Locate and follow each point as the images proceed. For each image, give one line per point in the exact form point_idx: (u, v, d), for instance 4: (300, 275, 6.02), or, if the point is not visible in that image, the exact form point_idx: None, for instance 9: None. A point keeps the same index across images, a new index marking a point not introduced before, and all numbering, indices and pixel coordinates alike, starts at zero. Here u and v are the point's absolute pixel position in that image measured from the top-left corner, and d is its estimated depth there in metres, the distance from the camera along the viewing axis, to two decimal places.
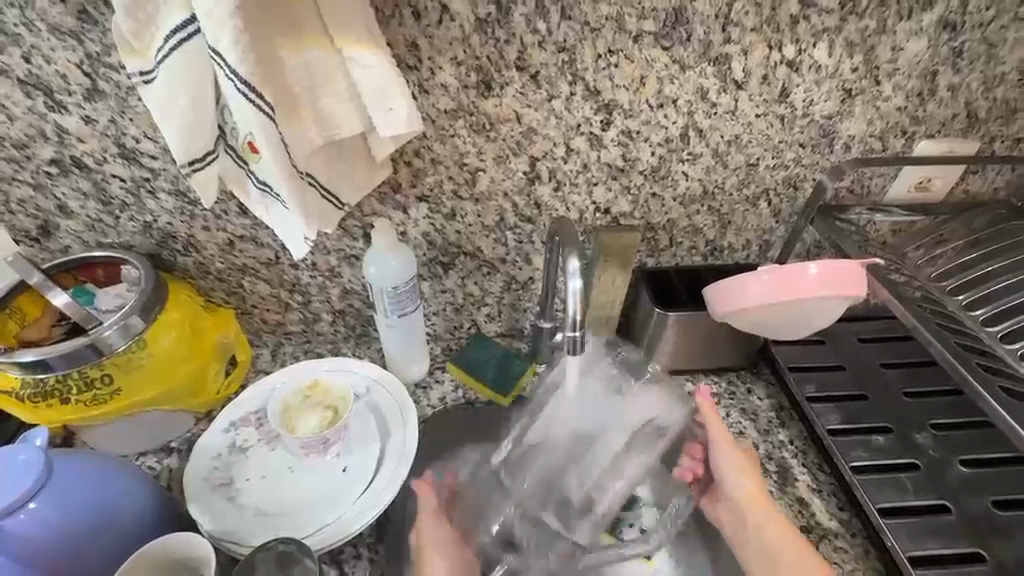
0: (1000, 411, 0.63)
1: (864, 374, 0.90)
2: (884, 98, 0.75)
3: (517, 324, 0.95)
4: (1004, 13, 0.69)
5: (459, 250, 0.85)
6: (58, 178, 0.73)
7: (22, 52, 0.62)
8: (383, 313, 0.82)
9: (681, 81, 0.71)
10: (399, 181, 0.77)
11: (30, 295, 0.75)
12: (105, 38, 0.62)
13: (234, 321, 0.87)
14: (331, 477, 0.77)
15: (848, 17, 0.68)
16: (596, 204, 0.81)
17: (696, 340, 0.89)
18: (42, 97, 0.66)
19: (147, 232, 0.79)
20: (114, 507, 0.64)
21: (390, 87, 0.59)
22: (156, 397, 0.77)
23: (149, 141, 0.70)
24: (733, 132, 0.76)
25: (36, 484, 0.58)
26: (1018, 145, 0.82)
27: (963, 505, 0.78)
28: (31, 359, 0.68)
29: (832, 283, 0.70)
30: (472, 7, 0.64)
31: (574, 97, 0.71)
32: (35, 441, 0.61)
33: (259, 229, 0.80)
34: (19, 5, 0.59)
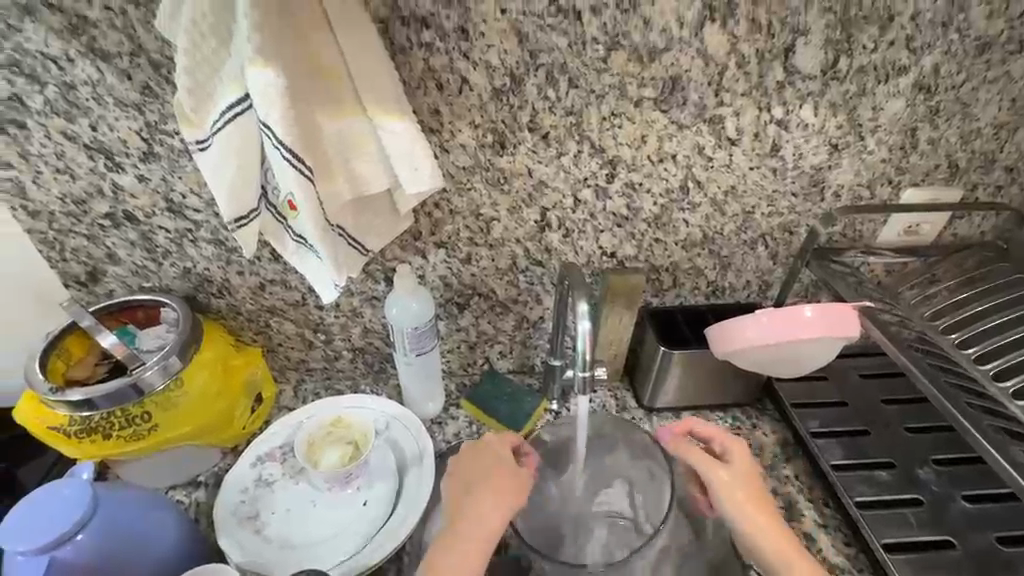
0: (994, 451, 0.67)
1: (866, 410, 0.93)
2: (869, 152, 0.81)
3: (529, 361, 0.99)
4: (973, 77, 0.75)
5: (474, 292, 0.91)
6: (110, 230, 0.79)
7: (89, 121, 0.69)
8: (402, 351, 0.87)
9: (679, 138, 0.77)
10: (419, 230, 0.84)
11: (78, 335, 0.81)
12: (163, 109, 0.69)
13: (261, 359, 0.92)
14: (351, 510, 0.81)
15: (830, 82, 0.74)
16: (602, 248, 0.87)
17: (701, 377, 0.92)
18: (104, 159, 0.73)
19: (186, 277, 0.85)
20: (137, 552, 0.66)
21: (416, 151, 0.65)
22: (189, 434, 0.81)
23: (194, 196, 0.77)
24: (730, 183, 0.82)
25: (57, 537, 0.61)
26: (999, 192, 0.87)
27: (969, 542, 0.79)
28: (79, 398, 0.73)
29: (828, 324, 0.74)
30: (489, 79, 0.71)
31: (581, 154, 0.78)
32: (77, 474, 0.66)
33: (289, 274, 0.86)
34: (91, 83, 0.67)
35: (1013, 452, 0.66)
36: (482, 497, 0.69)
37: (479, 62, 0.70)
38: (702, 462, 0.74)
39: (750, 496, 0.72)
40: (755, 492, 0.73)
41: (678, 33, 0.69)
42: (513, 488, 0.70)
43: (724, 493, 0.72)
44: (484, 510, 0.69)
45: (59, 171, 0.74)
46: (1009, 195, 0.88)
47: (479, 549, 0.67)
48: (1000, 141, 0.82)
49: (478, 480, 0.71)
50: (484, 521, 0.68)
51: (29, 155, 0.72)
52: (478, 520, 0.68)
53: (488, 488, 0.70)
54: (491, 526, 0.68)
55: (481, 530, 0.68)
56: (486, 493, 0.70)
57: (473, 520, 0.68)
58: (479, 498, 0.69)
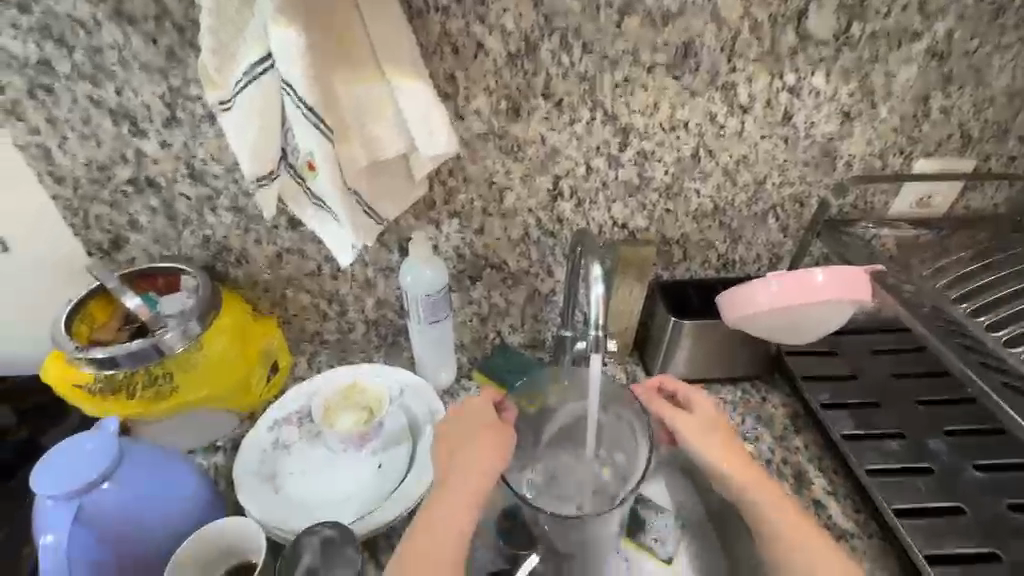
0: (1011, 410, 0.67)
1: (877, 382, 0.94)
2: (881, 120, 0.81)
3: (540, 333, 1.00)
4: (987, 43, 0.75)
5: (486, 263, 0.92)
6: (133, 196, 0.81)
7: (115, 86, 0.71)
8: (416, 319, 0.88)
9: (692, 106, 0.78)
10: (433, 199, 0.85)
11: (101, 300, 0.84)
12: (186, 74, 0.71)
13: (277, 329, 0.94)
14: (367, 473, 0.82)
15: (843, 48, 0.75)
16: (614, 219, 0.88)
17: (712, 348, 0.93)
18: (128, 125, 0.75)
19: (205, 245, 0.87)
20: (150, 508, 0.67)
21: (433, 113, 0.66)
22: (208, 397, 0.83)
23: (215, 163, 0.78)
24: (741, 152, 0.83)
25: (74, 490, 0.62)
26: (1012, 163, 0.87)
27: (980, 509, 0.79)
28: (102, 356, 0.75)
29: (839, 289, 0.75)
30: (504, 44, 0.72)
31: (594, 122, 0.79)
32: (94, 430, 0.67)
33: (305, 243, 0.88)
34: (117, 47, 0.68)
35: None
36: (469, 452, 0.70)
37: (494, 27, 0.71)
38: (664, 407, 0.77)
39: (716, 438, 0.74)
40: (723, 433, 0.75)
41: None
42: (497, 443, 0.70)
43: (687, 433, 0.75)
44: (474, 464, 0.69)
45: (84, 137, 0.76)
46: (1022, 166, 0.88)
47: (468, 500, 0.67)
48: (1013, 109, 0.82)
49: (465, 436, 0.71)
50: (473, 474, 0.68)
51: (56, 120, 0.74)
52: (468, 472, 0.68)
53: (474, 443, 0.71)
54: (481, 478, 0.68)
55: (472, 486, 0.67)
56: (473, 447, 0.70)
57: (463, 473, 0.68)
58: (466, 453, 0.70)
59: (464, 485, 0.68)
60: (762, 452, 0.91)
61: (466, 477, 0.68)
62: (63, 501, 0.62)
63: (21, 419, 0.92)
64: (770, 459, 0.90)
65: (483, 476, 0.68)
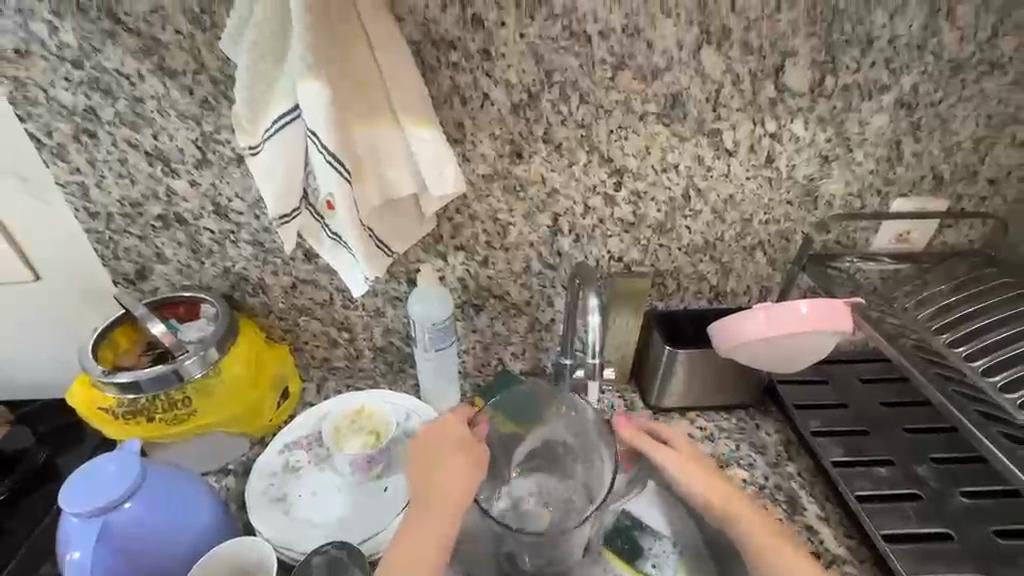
0: (999, 453, 0.69)
1: (866, 411, 0.97)
2: (858, 163, 0.87)
3: (540, 361, 1.04)
4: (950, 95, 0.82)
5: (490, 293, 0.97)
6: (160, 230, 0.87)
7: (152, 131, 0.78)
8: (423, 347, 0.93)
9: (681, 150, 0.84)
10: (440, 233, 0.91)
11: (125, 327, 0.88)
12: (218, 121, 0.77)
13: (288, 355, 0.98)
14: (372, 495, 0.85)
15: (818, 99, 0.81)
16: (611, 253, 0.93)
17: (706, 377, 0.97)
18: (161, 166, 0.81)
19: (225, 276, 0.92)
20: (164, 530, 0.70)
21: (442, 157, 0.73)
22: (223, 420, 0.87)
23: (239, 200, 0.85)
24: (729, 192, 0.89)
25: (98, 508, 0.66)
26: (983, 203, 0.93)
27: (967, 534, 0.82)
28: (126, 380, 0.80)
29: (821, 320, 0.80)
30: (508, 95, 0.79)
31: (591, 164, 0.85)
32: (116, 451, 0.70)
33: (319, 274, 0.93)
34: (157, 97, 0.75)
35: (1018, 458, 0.68)
36: (446, 467, 0.74)
37: (500, 80, 0.78)
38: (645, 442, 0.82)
39: (689, 461, 0.80)
40: (701, 466, 0.80)
41: (678, 56, 0.77)
42: (477, 454, 0.76)
43: (670, 466, 0.80)
44: (450, 481, 0.74)
45: (120, 177, 0.82)
46: (993, 205, 0.93)
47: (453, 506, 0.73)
48: (980, 154, 0.88)
49: (446, 447, 0.76)
50: (450, 489, 0.73)
51: (95, 161, 0.80)
52: (452, 480, 0.74)
53: (451, 458, 0.75)
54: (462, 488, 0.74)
55: (451, 499, 0.73)
56: (448, 463, 0.75)
57: (446, 481, 0.74)
58: (444, 469, 0.74)
59: (442, 500, 0.73)
60: (755, 478, 0.94)
61: (444, 492, 0.73)
62: (89, 517, 0.67)
63: (41, 442, 0.96)
64: (764, 485, 0.93)
65: (460, 490, 0.73)
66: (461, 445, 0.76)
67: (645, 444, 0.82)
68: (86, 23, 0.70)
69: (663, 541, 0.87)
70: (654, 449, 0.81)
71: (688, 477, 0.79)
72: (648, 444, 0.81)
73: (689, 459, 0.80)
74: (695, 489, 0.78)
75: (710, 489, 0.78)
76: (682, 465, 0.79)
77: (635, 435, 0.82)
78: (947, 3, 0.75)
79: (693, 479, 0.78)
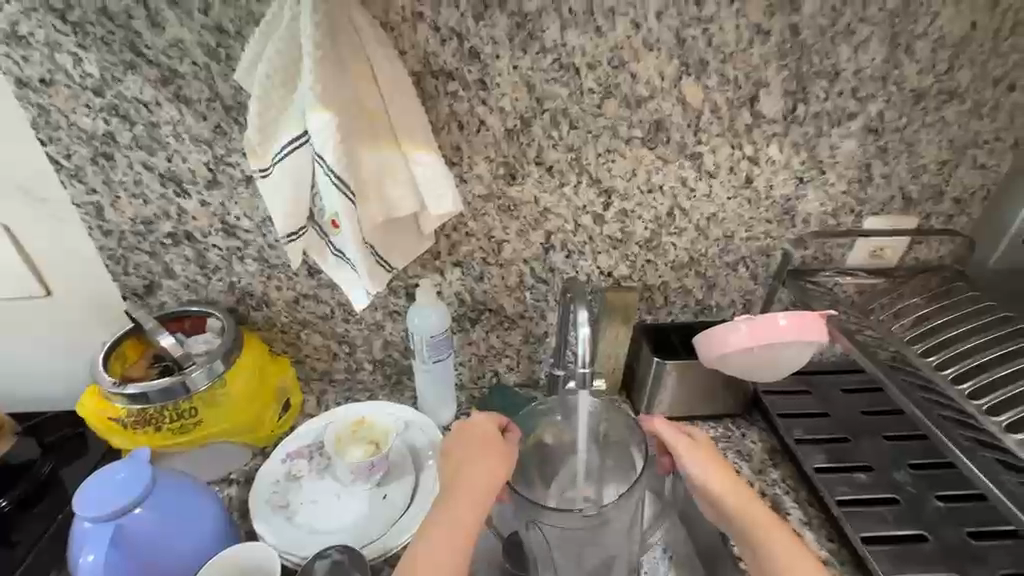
0: (962, 456, 0.74)
1: (846, 419, 1.01)
2: (831, 184, 0.93)
3: (534, 373, 1.08)
4: (914, 121, 0.88)
5: (485, 307, 1.01)
6: (170, 247, 0.91)
7: (166, 154, 0.83)
8: (421, 359, 0.97)
9: (665, 171, 0.90)
10: (438, 250, 0.95)
11: (133, 340, 0.92)
12: (229, 145, 0.82)
13: (290, 368, 1.01)
14: (372, 503, 0.89)
15: (791, 125, 0.87)
16: (601, 268, 0.98)
17: (693, 388, 1.01)
18: (174, 186, 0.85)
19: (230, 291, 0.96)
20: (171, 536, 0.73)
21: (440, 179, 0.78)
22: (227, 430, 0.90)
23: (247, 219, 0.89)
24: (710, 211, 0.94)
25: (111, 512, 0.69)
26: (950, 221, 0.99)
27: (942, 536, 0.86)
28: (134, 391, 0.83)
29: (798, 331, 0.85)
30: (502, 121, 0.84)
31: (580, 185, 0.90)
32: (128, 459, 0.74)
33: (321, 289, 0.97)
34: (173, 123, 0.80)
35: (980, 459, 0.73)
36: (475, 461, 0.74)
37: (494, 107, 0.83)
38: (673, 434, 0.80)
39: (708, 455, 0.79)
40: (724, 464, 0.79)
41: (660, 85, 0.83)
42: (504, 453, 0.77)
43: (695, 459, 0.78)
44: (476, 475, 0.73)
45: (134, 196, 0.86)
46: (960, 223, 0.99)
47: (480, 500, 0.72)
48: (944, 175, 0.94)
49: (476, 444, 0.77)
50: (475, 484, 0.72)
51: (111, 182, 0.85)
52: (479, 474, 0.74)
53: (480, 453, 0.76)
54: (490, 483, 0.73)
55: (478, 493, 0.72)
56: (476, 458, 0.75)
57: (473, 476, 0.73)
58: (472, 464, 0.74)
59: (468, 494, 0.72)
60: None
61: (471, 486, 0.72)
62: (100, 521, 0.69)
63: (47, 453, 0.98)
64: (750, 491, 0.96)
65: (485, 486, 0.73)
66: (490, 442, 0.77)
67: (673, 436, 0.80)
68: (109, 55, 0.75)
69: (656, 548, 0.91)
70: (682, 442, 0.79)
71: (707, 470, 0.77)
72: (675, 435, 0.80)
73: (713, 456, 0.80)
74: (712, 483, 0.77)
75: (726, 484, 0.77)
76: (707, 461, 0.78)
77: (658, 422, 0.81)
78: (906, 39, 0.82)
79: (712, 472, 0.77)
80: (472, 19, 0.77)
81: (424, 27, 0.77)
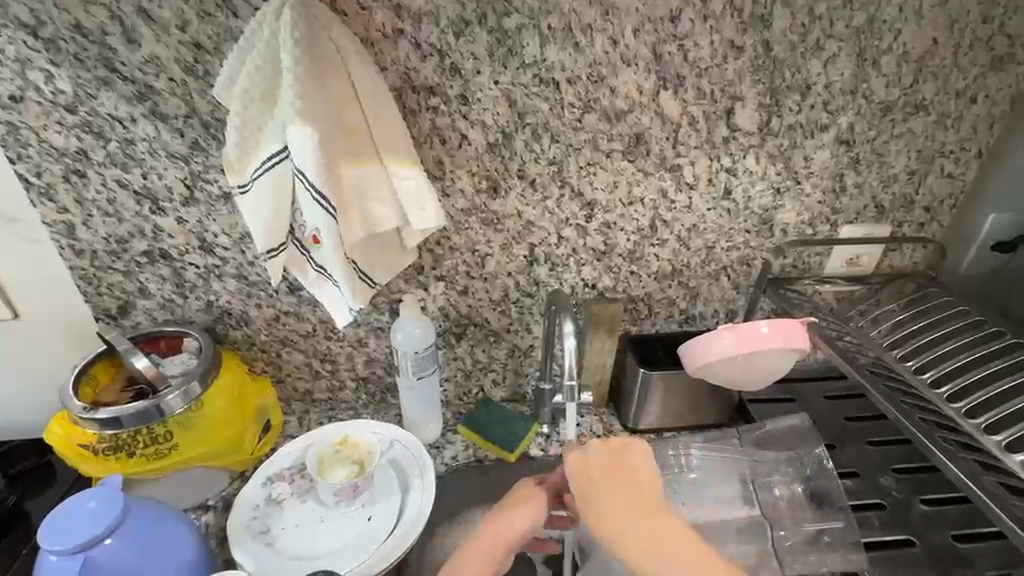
0: (946, 459, 0.73)
1: (831, 426, 1.02)
2: (807, 194, 0.95)
3: (520, 388, 1.08)
4: (882, 133, 0.91)
5: (470, 321, 1.00)
6: (145, 266, 0.89)
7: (142, 171, 0.81)
8: (406, 375, 0.95)
9: (645, 184, 0.91)
10: (421, 264, 0.94)
11: (105, 363, 0.89)
12: (207, 161, 0.81)
13: (271, 388, 0.99)
14: (356, 525, 0.87)
15: (766, 137, 0.89)
16: (585, 280, 0.98)
17: (680, 398, 1.01)
18: (149, 204, 0.84)
19: (208, 309, 0.93)
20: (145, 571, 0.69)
21: (425, 194, 0.78)
22: (206, 455, 0.87)
23: (225, 236, 0.87)
24: (691, 222, 0.95)
25: (77, 545, 0.66)
26: (922, 228, 1.02)
27: (926, 540, 0.87)
28: (107, 416, 0.79)
29: (782, 339, 0.86)
30: (484, 136, 0.85)
31: (563, 199, 0.91)
32: (94, 491, 0.70)
33: (302, 307, 0.95)
34: (149, 140, 0.79)
35: (962, 462, 0.72)
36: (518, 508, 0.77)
37: (476, 122, 0.84)
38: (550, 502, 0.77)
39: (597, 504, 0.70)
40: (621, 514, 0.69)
41: (639, 99, 0.84)
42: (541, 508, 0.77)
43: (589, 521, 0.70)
44: (513, 514, 0.77)
45: (108, 214, 0.84)
46: (931, 230, 1.02)
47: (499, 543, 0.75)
48: (914, 185, 0.97)
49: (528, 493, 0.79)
50: (516, 528, 0.76)
51: (84, 201, 0.83)
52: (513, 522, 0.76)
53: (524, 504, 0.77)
54: (514, 530, 0.76)
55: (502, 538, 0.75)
56: (520, 500, 0.78)
57: (507, 519, 0.76)
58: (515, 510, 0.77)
59: (497, 536, 0.75)
60: None
61: (502, 529, 0.76)
62: (66, 555, 0.66)
63: (12, 484, 0.94)
64: None
65: (520, 529, 0.76)
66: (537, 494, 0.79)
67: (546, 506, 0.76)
68: (83, 72, 0.74)
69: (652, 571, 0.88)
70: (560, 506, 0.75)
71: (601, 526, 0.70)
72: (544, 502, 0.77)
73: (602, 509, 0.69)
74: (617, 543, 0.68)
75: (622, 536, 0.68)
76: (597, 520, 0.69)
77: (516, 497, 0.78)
78: (873, 54, 0.85)
79: (597, 523, 0.69)
80: (452, 36, 0.78)
81: (404, 43, 0.78)
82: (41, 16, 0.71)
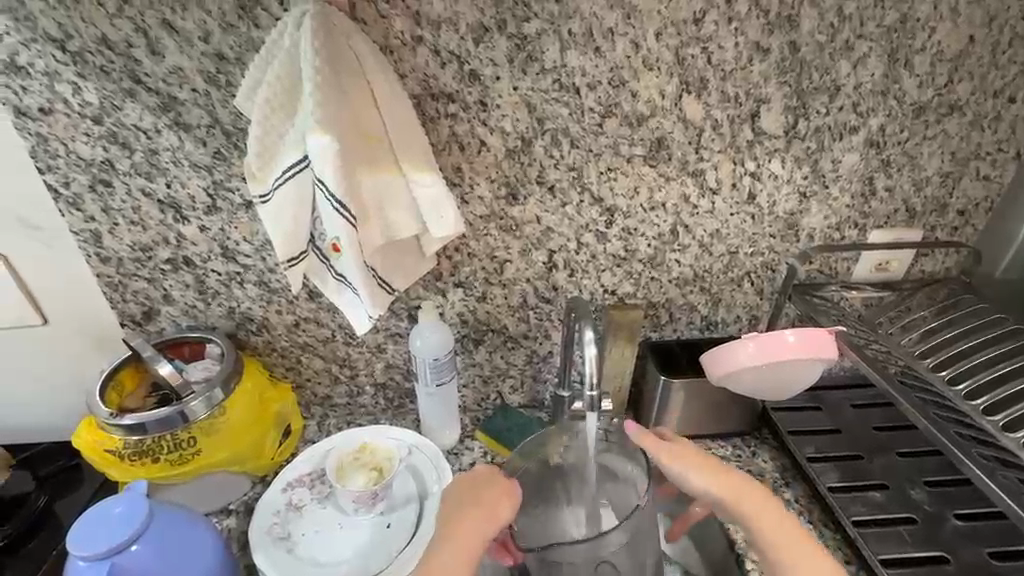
0: (981, 474, 0.70)
1: (858, 436, 0.99)
2: (834, 198, 0.92)
3: (538, 394, 1.07)
4: (915, 134, 0.88)
5: (488, 327, 0.99)
6: (169, 273, 0.90)
7: (166, 180, 0.82)
8: (423, 381, 0.95)
9: (667, 189, 0.89)
10: (440, 271, 0.94)
11: (131, 368, 0.90)
12: (229, 170, 0.82)
13: (291, 393, 0.99)
14: (375, 531, 0.87)
15: (792, 141, 0.87)
16: (604, 286, 0.97)
17: (701, 405, 0.99)
18: (173, 213, 0.85)
19: (230, 316, 0.94)
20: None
21: (443, 200, 0.77)
22: (226, 460, 0.88)
23: (246, 243, 0.88)
24: (714, 227, 0.93)
25: (104, 550, 0.67)
26: (956, 232, 0.98)
27: (960, 556, 0.84)
28: (132, 423, 0.81)
29: (808, 349, 0.83)
30: (503, 141, 0.84)
31: (583, 204, 0.90)
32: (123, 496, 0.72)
33: (322, 312, 0.95)
34: (173, 150, 0.80)
35: (1002, 480, 0.70)
36: (483, 495, 0.73)
37: (495, 128, 0.83)
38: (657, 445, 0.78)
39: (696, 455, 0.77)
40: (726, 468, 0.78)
41: (661, 103, 0.83)
42: (506, 493, 0.74)
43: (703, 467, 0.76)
44: (483, 500, 0.72)
45: (133, 222, 0.85)
46: (965, 234, 0.98)
47: (479, 535, 0.70)
48: (948, 187, 0.93)
49: (485, 481, 0.75)
50: (494, 517, 0.71)
51: (110, 210, 0.84)
52: (487, 512, 0.71)
53: (490, 492, 0.73)
54: (492, 516, 0.71)
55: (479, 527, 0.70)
56: (484, 489, 0.74)
57: (476, 508, 0.72)
58: (479, 498, 0.73)
59: (472, 524, 0.70)
60: None
61: (471, 518, 0.71)
62: (94, 560, 0.67)
63: (42, 486, 0.96)
64: None
65: (497, 515, 0.71)
66: (501, 483, 0.75)
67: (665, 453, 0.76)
68: (109, 83, 0.75)
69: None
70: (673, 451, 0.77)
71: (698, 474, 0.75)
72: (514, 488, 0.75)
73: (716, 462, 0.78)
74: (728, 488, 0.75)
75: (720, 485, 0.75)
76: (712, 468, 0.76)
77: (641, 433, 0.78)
78: (905, 54, 0.82)
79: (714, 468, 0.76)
80: (471, 42, 0.77)
81: (423, 50, 0.77)
82: (69, 30, 0.72)
